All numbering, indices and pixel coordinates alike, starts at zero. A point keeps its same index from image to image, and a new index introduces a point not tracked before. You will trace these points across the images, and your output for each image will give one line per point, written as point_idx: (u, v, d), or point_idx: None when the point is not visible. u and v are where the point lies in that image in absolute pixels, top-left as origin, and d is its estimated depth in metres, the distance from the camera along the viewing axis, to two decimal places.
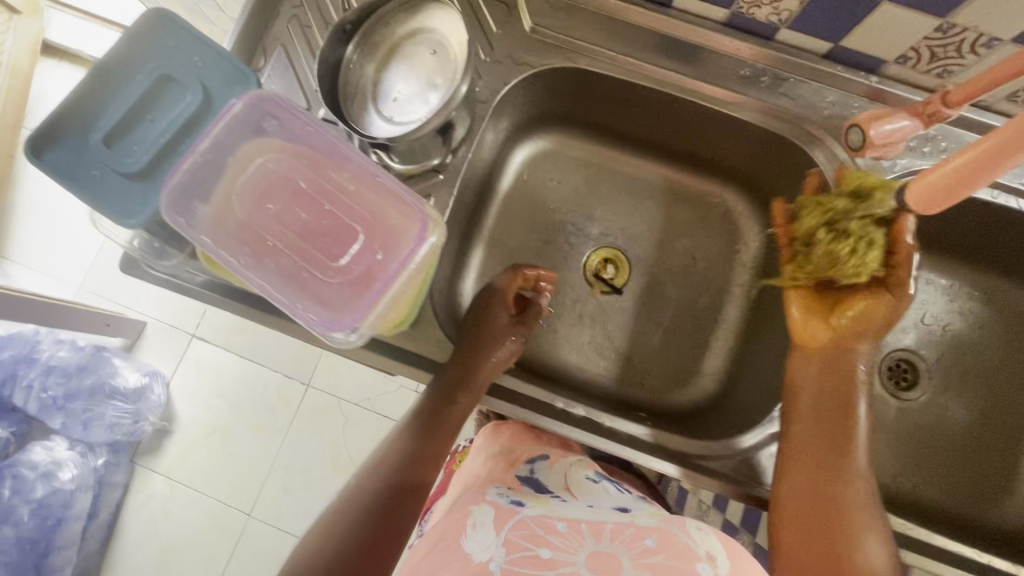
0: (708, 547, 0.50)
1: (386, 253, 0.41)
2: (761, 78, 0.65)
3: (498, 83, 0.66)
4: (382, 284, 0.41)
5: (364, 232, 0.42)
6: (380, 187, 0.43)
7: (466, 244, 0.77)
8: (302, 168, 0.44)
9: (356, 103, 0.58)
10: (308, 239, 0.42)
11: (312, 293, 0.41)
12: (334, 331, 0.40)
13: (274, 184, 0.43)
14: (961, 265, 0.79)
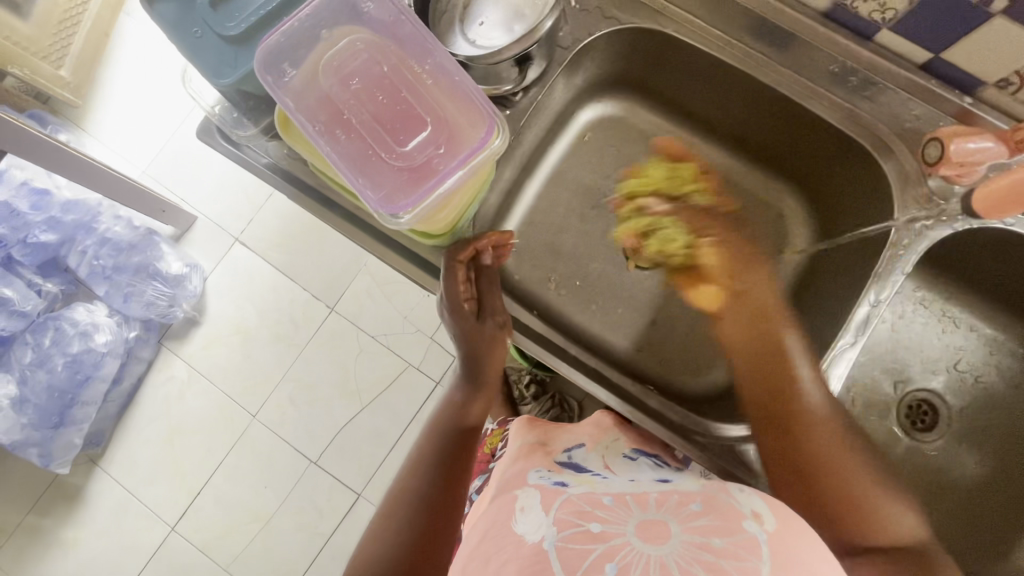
0: (754, 507, 0.47)
1: (448, 149, 0.43)
2: (849, 79, 0.64)
3: (582, 32, 0.67)
4: (438, 177, 0.43)
5: (431, 125, 0.43)
6: (455, 87, 0.44)
7: (515, 190, 0.78)
8: (386, 55, 0.44)
9: (444, 20, 0.60)
10: (378, 119, 0.43)
11: (376, 171, 0.42)
12: (388, 211, 0.42)
13: (356, 66, 0.44)
14: (1010, 320, 0.76)
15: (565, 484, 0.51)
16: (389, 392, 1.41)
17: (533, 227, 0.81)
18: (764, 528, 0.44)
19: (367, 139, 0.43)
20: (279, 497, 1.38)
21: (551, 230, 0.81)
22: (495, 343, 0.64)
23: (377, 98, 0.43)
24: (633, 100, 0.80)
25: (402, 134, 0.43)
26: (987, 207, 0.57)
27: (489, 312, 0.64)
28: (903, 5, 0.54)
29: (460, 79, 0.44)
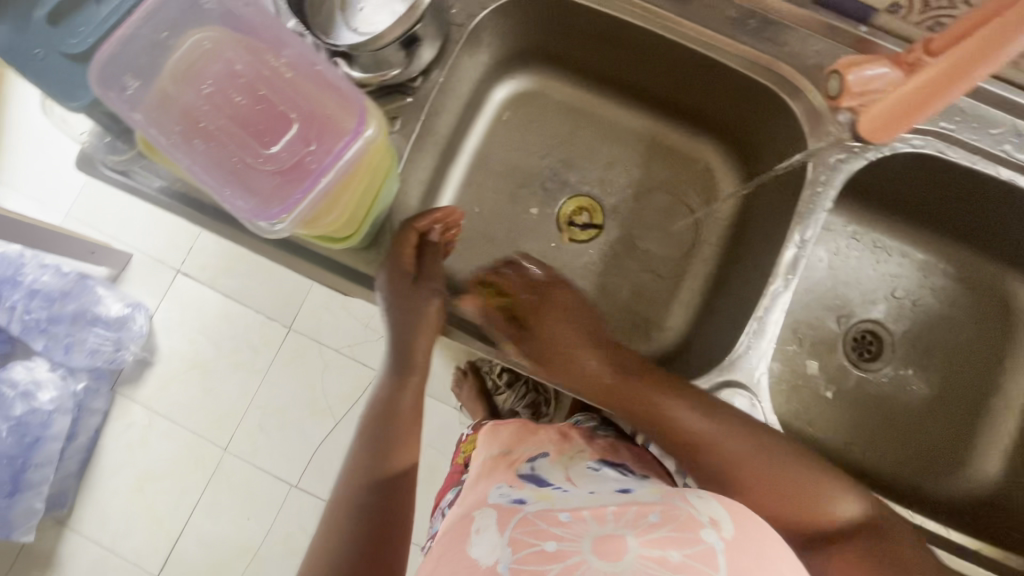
0: (712, 513, 0.43)
1: (319, 144, 0.41)
2: (749, 23, 0.63)
3: (475, 6, 0.63)
4: (313, 175, 0.41)
5: (300, 122, 0.41)
6: (319, 77, 0.42)
7: (438, 179, 0.75)
8: (243, 56, 0.42)
9: (323, 10, 0.56)
10: (242, 125, 0.41)
11: (244, 177, 0.41)
12: (261, 219, 0.41)
13: (208, 65, 0.42)
14: (939, 243, 0.78)
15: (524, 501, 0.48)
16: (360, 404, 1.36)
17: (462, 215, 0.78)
18: (722, 536, 0.41)
19: (228, 145, 0.41)
20: (264, 528, 1.34)
21: (481, 216, 0.79)
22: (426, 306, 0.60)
23: (239, 102, 0.42)
24: (545, 72, 0.78)
25: (269, 137, 0.42)
26: (875, 132, 0.58)
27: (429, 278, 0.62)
28: None
29: (320, 67, 0.42)
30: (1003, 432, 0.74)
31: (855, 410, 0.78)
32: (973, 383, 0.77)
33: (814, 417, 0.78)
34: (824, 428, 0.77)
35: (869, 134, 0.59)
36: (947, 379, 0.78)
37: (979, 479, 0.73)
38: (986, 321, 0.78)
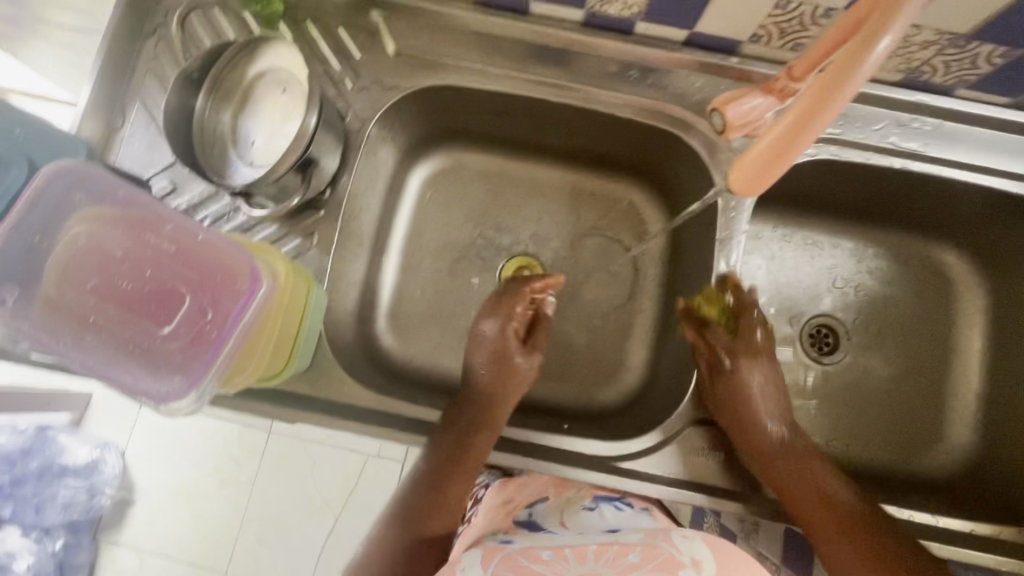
0: (696, 554, 0.41)
1: (217, 311, 0.41)
2: (629, 73, 0.66)
3: (370, 110, 0.65)
4: (216, 343, 0.40)
5: (192, 293, 0.41)
6: (203, 243, 0.42)
7: (373, 272, 0.75)
8: (119, 236, 0.41)
9: (216, 152, 0.57)
10: (131, 306, 0.40)
11: (148, 362, 0.40)
12: (176, 400, 0.40)
13: (86, 258, 0.41)
14: (865, 227, 0.80)
15: (509, 543, 0.47)
16: (356, 495, 1.30)
17: (403, 301, 0.77)
18: None
19: (126, 334, 0.40)
20: None
21: (423, 297, 0.78)
22: (516, 355, 0.63)
23: (123, 284, 0.41)
24: (457, 147, 0.79)
25: (162, 313, 0.41)
26: (750, 185, 0.51)
27: (531, 347, 0.65)
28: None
29: (202, 234, 0.42)
30: (968, 395, 0.77)
31: (829, 406, 0.79)
32: (929, 355, 0.79)
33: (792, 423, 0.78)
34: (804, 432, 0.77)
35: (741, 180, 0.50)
36: (906, 355, 0.79)
37: (956, 447, 0.75)
38: (926, 292, 0.80)
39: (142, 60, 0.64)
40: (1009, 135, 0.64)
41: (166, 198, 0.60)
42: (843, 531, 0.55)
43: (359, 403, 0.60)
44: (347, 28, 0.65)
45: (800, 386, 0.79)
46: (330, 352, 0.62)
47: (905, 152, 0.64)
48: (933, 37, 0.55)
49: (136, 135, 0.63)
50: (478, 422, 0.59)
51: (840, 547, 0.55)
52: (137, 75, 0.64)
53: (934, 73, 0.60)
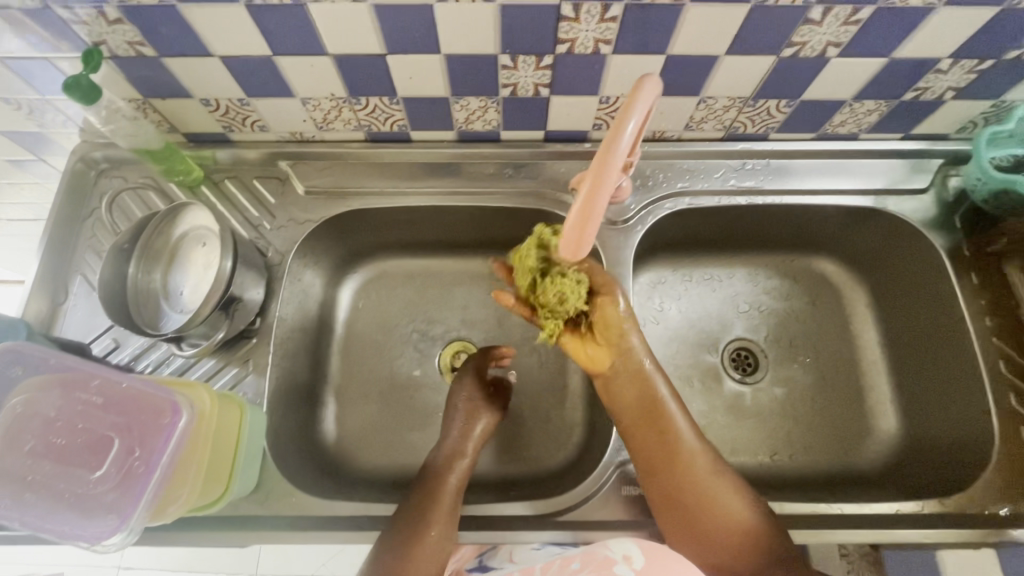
0: (625, 551, 0.46)
1: (144, 450, 0.46)
2: (506, 171, 0.77)
3: (289, 243, 0.74)
4: (143, 480, 0.45)
5: (120, 437, 0.46)
6: (128, 391, 0.47)
7: (316, 385, 0.80)
8: (52, 397, 0.46)
9: (150, 306, 0.64)
10: (66, 458, 0.45)
11: (80, 509, 0.44)
12: (107, 537, 0.43)
13: (20, 427, 0.46)
14: (753, 254, 0.90)
15: None
16: None
17: (350, 408, 0.81)
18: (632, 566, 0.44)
19: (63, 488, 0.44)
20: None
21: (368, 401, 0.82)
22: (484, 410, 0.73)
23: (58, 440, 0.46)
24: (379, 258, 0.88)
25: (93, 460, 0.45)
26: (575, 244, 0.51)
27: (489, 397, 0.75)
28: (496, 115, 0.70)
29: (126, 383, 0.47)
30: (880, 386, 0.83)
31: (764, 422, 0.84)
32: (839, 355, 0.86)
33: (731, 444, 0.82)
34: (748, 453, 0.82)
35: (567, 257, 0.52)
36: (820, 360, 0.86)
37: (885, 435, 0.80)
38: (819, 300, 0.89)
39: (81, 239, 0.73)
40: (827, 160, 0.77)
41: (109, 355, 0.67)
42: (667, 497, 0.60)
43: (309, 514, 0.62)
44: (261, 180, 0.76)
45: (732, 409, 0.85)
46: (276, 469, 0.65)
47: (746, 190, 0.76)
48: (729, 102, 0.68)
49: (78, 305, 0.70)
50: (461, 447, 0.69)
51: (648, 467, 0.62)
52: (78, 254, 0.73)
53: (745, 125, 0.72)
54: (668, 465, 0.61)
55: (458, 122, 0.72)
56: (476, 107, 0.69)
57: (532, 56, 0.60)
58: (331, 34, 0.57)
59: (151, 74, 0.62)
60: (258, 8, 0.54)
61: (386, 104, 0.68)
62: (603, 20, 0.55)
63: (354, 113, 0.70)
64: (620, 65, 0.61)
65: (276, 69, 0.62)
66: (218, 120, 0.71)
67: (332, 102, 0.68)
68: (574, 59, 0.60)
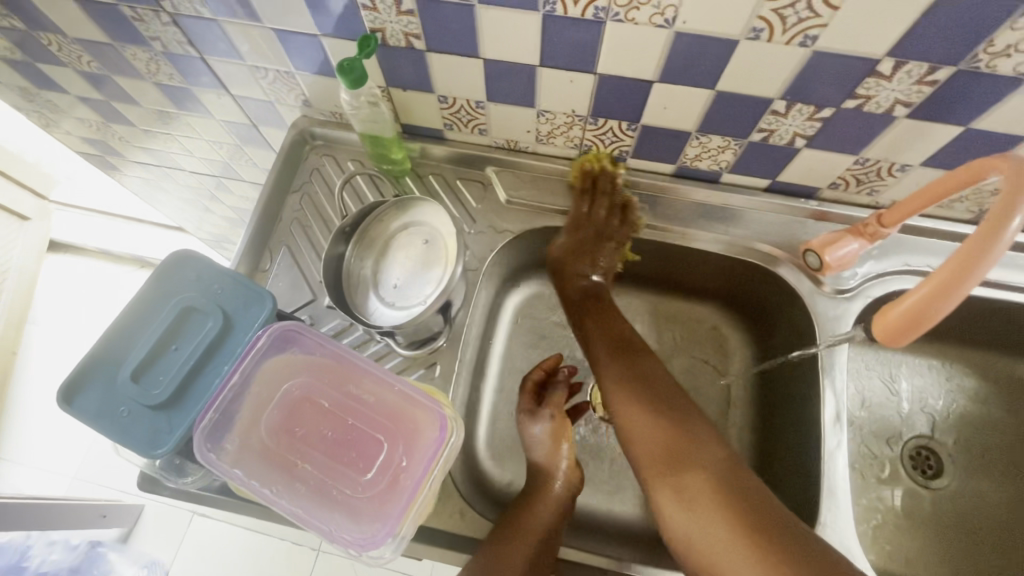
0: None
1: (409, 457, 0.46)
2: (714, 215, 0.73)
3: (484, 250, 0.73)
4: (408, 488, 0.45)
5: (385, 441, 0.47)
6: (397, 394, 0.49)
7: (473, 398, 0.78)
8: (324, 388, 0.49)
9: (359, 291, 0.64)
10: (335, 453, 0.47)
11: (348, 508, 0.45)
12: (373, 548, 0.43)
13: (300, 407, 0.49)
14: (954, 346, 0.81)
15: None
16: None
17: (501, 426, 0.79)
18: None
19: (330, 482, 0.46)
20: None
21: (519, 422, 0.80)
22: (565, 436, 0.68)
23: (326, 431, 0.48)
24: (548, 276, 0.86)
25: (360, 460, 0.47)
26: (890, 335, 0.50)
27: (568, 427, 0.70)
28: (732, 157, 0.66)
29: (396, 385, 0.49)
30: None
31: (943, 534, 0.76)
32: None
33: (898, 551, 0.75)
34: (922, 566, 0.75)
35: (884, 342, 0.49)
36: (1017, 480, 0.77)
37: None
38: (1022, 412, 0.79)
39: (287, 212, 0.74)
40: None
41: None
42: (653, 430, 0.60)
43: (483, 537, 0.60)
44: (463, 181, 0.76)
45: (906, 512, 0.78)
46: (449, 482, 0.63)
47: None
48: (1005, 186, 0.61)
49: (279, 276, 0.71)
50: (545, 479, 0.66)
51: (641, 430, 0.60)
52: (283, 223, 0.74)
53: None
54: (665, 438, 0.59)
55: (685, 157, 0.68)
56: (714, 146, 0.65)
57: (811, 106, 0.56)
58: (611, 55, 0.55)
59: (406, 66, 0.62)
60: (554, 19, 0.52)
61: (622, 128, 0.66)
62: (919, 82, 0.50)
63: (583, 131, 0.68)
64: (906, 130, 0.56)
65: (533, 80, 0.60)
66: (444, 117, 0.70)
67: (567, 119, 0.66)
68: (858, 116, 0.56)
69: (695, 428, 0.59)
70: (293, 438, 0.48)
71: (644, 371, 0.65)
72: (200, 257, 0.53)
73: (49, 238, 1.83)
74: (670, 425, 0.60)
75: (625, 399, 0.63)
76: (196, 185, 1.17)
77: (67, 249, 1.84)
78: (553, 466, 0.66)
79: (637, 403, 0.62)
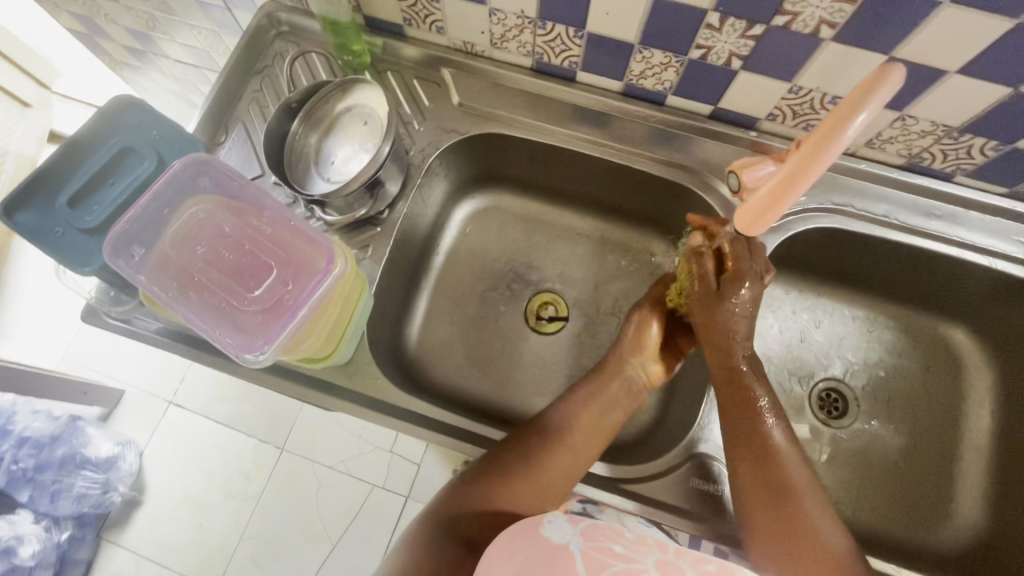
0: None
1: (295, 284, 0.51)
2: (657, 139, 0.75)
3: (431, 148, 0.76)
4: (290, 309, 0.50)
5: (276, 269, 0.51)
6: (294, 230, 0.53)
7: (411, 293, 0.82)
8: (229, 217, 0.53)
9: (301, 166, 0.68)
10: (230, 275, 0.51)
11: (233, 321, 0.50)
12: (249, 352, 0.48)
13: (205, 229, 0.53)
14: (879, 299, 0.84)
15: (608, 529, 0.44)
16: (357, 522, 1.44)
17: (437, 323, 0.84)
18: None
19: (221, 298, 0.50)
20: None
21: (455, 321, 0.84)
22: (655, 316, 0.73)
23: (224, 254, 0.52)
24: (500, 189, 0.88)
25: (251, 283, 0.51)
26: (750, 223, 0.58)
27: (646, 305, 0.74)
28: (673, 75, 0.67)
29: (295, 223, 0.53)
30: (978, 480, 0.77)
31: (835, 467, 0.80)
32: (937, 427, 0.81)
33: None
34: None
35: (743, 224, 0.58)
36: (915, 427, 0.81)
37: (964, 526, 0.75)
38: (935, 368, 0.83)
39: (247, 92, 0.77)
40: (1006, 220, 0.70)
41: None
42: (764, 491, 0.58)
43: (392, 403, 0.66)
44: (420, 81, 0.77)
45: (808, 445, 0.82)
46: (368, 353, 0.68)
47: (905, 228, 0.71)
48: (929, 128, 0.62)
49: (232, 149, 0.74)
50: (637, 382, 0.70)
51: (757, 498, 0.58)
52: (243, 101, 0.77)
53: (933, 159, 0.67)
54: (772, 475, 0.59)
55: (631, 74, 0.70)
56: (657, 62, 0.66)
57: (743, 22, 0.57)
58: None
59: None
60: None
61: (569, 35, 0.67)
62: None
63: (534, 36, 0.69)
64: (832, 56, 0.57)
65: None
66: (403, 10, 0.72)
67: (518, 21, 0.67)
68: (787, 36, 0.57)
69: (789, 453, 0.61)
70: (192, 256, 0.51)
71: (771, 447, 0.60)
72: (139, 102, 0.56)
73: (51, 129, 1.85)
74: (795, 513, 0.57)
75: (749, 470, 0.60)
76: (184, 77, 1.19)
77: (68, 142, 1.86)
78: (624, 368, 0.70)
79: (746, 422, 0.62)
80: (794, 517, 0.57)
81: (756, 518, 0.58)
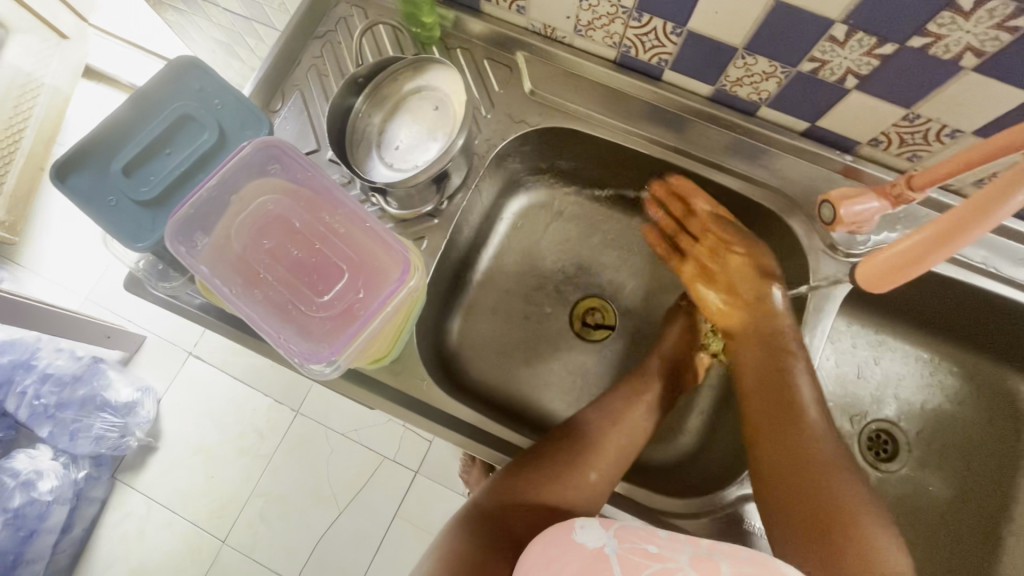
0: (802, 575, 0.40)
1: (367, 293, 0.49)
2: (741, 152, 0.70)
3: (496, 138, 0.71)
4: (360, 319, 0.48)
5: (347, 274, 0.49)
6: (368, 232, 0.50)
7: (456, 286, 0.79)
8: (299, 210, 0.51)
9: (362, 148, 0.64)
10: (298, 274, 0.49)
11: (299, 325, 0.48)
12: (314, 361, 0.47)
13: (271, 222, 0.50)
14: (946, 343, 0.80)
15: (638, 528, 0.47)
16: (365, 492, 1.45)
17: (481, 318, 0.81)
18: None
19: (287, 299, 0.48)
20: None
21: (499, 319, 0.81)
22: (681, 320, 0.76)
23: (292, 251, 0.50)
24: (559, 184, 0.84)
25: (319, 286, 0.49)
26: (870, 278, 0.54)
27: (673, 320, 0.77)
28: (774, 86, 0.62)
29: (369, 225, 0.51)
30: None
31: None
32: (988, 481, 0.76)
33: None
34: None
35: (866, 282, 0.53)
36: (966, 480, 0.77)
37: None
38: (996, 420, 0.78)
39: (307, 57, 0.72)
40: None
41: None
42: (783, 461, 0.56)
43: (435, 406, 0.64)
44: (491, 62, 0.72)
45: None
46: (416, 351, 0.66)
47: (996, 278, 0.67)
48: None
49: (287, 119, 0.70)
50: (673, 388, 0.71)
51: (775, 463, 0.56)
52: (301, 67, 0.72)
53: None
54: (794, 441, 0.57)
55: (725, 79, 0.64)
56: (759, 70, 0.60)
57: (872, 39, 0.51)
58: None
59: None
60: None
61: (666, 31, 0.61)
62: (998, 26, 0.45)
63: (624, 28, 0.63)
64: (966, 87, 0.51)
65: None
66: None
67: (611, 9, 0.61)
68: (919, 60, 0.51)
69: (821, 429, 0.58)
70: (258, 250, 0.49)
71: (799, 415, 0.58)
72: (203, 67, 0.52)
73: (86, 63, 1.79)
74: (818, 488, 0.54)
75: (766, 438, 0.58)
76: (232, 27, 1.13)
77: (105, 79, 1.81)
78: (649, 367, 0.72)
79: (770, 362, 0.62)
80: (819, 492, 0.54)
81: (780, 488, 0.55)
